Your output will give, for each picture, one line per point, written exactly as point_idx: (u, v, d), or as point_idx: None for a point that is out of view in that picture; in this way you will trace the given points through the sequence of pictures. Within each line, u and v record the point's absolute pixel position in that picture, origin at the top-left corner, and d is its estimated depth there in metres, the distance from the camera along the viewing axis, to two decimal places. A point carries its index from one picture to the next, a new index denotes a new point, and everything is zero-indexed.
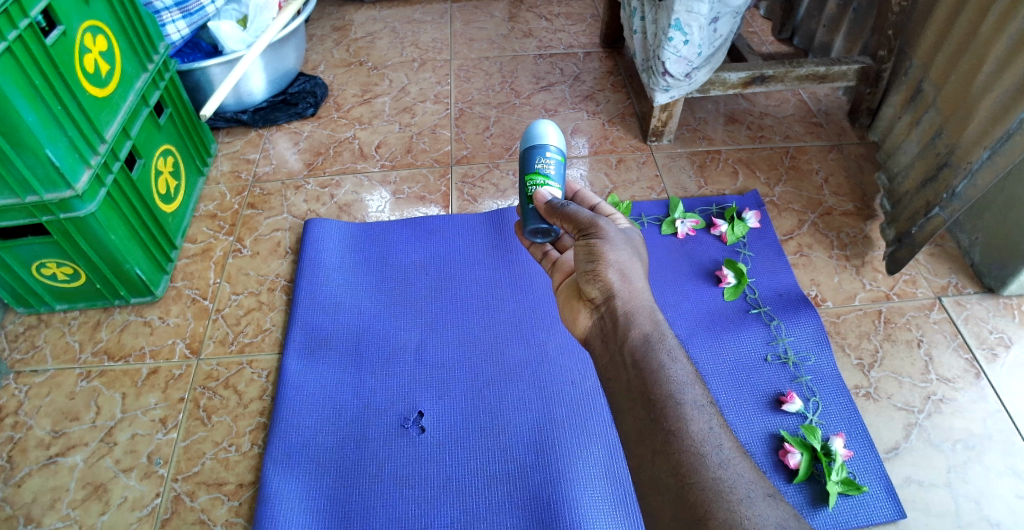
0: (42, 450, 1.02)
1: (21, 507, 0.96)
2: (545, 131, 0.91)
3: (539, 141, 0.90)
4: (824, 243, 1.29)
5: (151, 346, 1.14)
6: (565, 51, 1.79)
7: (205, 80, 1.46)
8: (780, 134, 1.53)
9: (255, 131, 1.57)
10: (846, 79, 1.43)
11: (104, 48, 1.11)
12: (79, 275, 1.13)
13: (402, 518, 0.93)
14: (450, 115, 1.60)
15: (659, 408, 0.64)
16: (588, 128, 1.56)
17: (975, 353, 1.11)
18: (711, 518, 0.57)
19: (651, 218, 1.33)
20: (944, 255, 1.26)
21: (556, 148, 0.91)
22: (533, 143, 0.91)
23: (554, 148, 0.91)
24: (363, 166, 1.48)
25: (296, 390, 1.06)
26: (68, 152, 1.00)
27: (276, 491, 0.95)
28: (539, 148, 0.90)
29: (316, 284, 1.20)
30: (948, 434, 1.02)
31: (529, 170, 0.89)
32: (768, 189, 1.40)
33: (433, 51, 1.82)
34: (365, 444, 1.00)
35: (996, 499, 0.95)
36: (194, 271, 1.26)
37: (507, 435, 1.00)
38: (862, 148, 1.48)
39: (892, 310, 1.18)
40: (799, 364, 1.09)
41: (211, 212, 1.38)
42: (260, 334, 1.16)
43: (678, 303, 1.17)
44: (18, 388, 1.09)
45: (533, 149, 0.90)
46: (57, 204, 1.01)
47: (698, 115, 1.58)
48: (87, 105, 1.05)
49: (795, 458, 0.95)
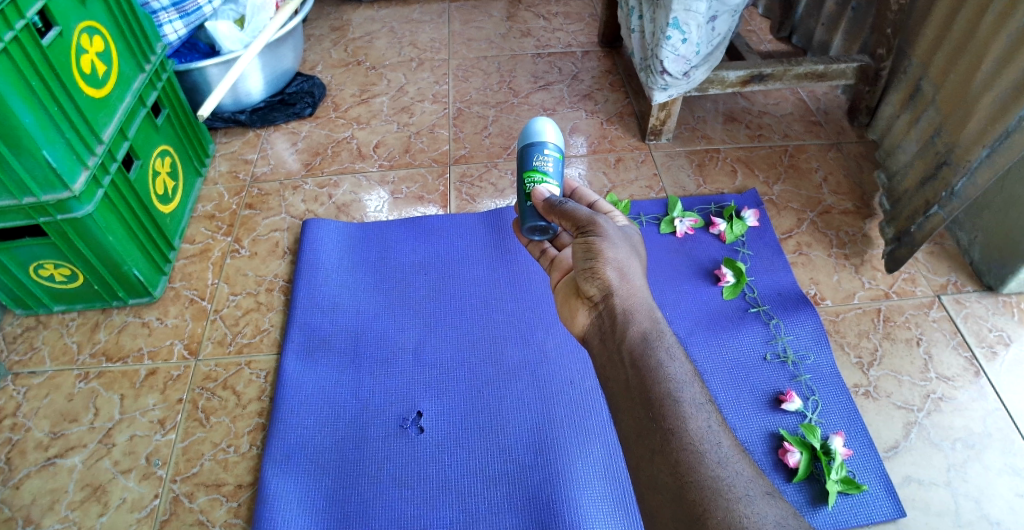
0: (40, 452, 1.02)
1: (20, 508, 0.96)
2: (543, 128, 0.91)
3: (537, 139, 0.90)
4: (823, 242, 1.29)
5: (150, 347, 1.14)
6: (563, 50, 1.79)
7: (203, 80, 1.46)
8: (779, 132, 1.53)
9: (253, 131, 1.57)
10: (844, 77, 1.43)
11: (101, 49, 1.11)
12: (77, 276, 1.13)
13: (401, 518, 0.93)
14: (448, 115, 1.60)
15: (658, 406, 0.64)
16: (587, 128, 1.56)
17: (974, 351, 1.11)
18: (710, 517, 0.56)
19: (650, 217, 1.33)
20: (944, 254, 1.26)
21: (555, 145, 0.90)
22: (531, 141, 0.91)
23: (553, 147, 0.91)
24: (361, 166, 1.48)
25: (295, 391, 1.05)
26: (65, 153, 1.00)
27: (275, 492, 0.95)
28: (537, 145, 0.89)
29: (315, 284, 1.20)
30: (947, 432, 1.02)
31: (529, 170, 0.88)
32: (767, 187, 1.40)
33: (431, 50, 1.82)
34: (364, 445, 1.00)
35: (996, 497, 0.95)
36: (193, 272, 1.26)
37: (506, 435, 1.00)
38: (861, 146, 1.48)
39: (891, 308, 1.18)
40: (798, 363, 1.08)
41: (210, 212, 1.37)
42: (259, 335, 1.16)
43: (677, 302, 1.17)
44: (17, 390, 1.09)
45: (531, 148, 0.90)
46: (54, 205, 1.01)
47: (697, 114, 1.58)
48: (84, 105, 1.04)
49: (794, 457, 0.95)
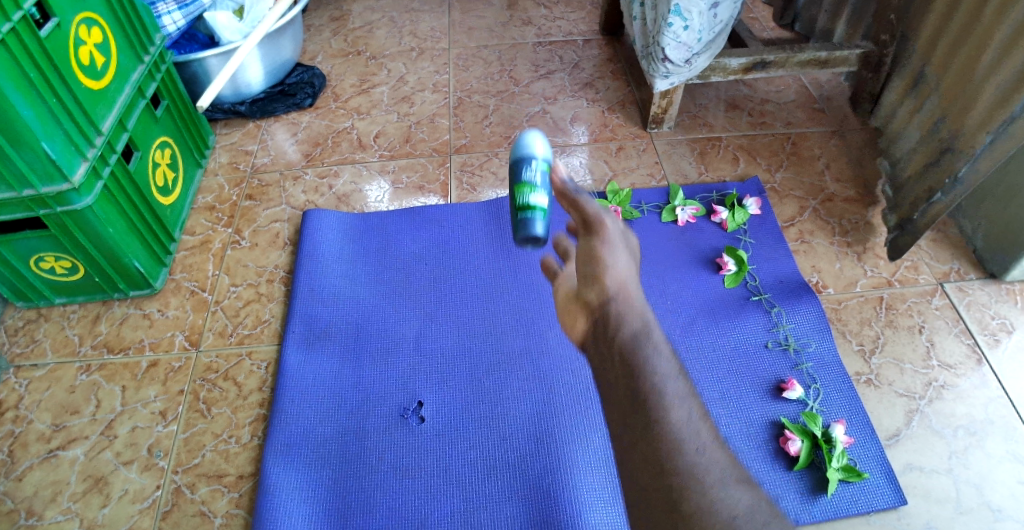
0: (42, 444, 1.02)
1: (22, 500, 0.97)
2: (532, 141, 0.89)
3: (526, 150, 0.88)
4: (826, 230, 1.28)
5: (150, 339, 1.14)
6: (565, 38, 1.78)
7: (202, 71, 1.45)
8: (781, 120, 1.52)
9: (253, 122, 1.57)
10: (847, 63, 1.42)
11: (100, 40, 1.10)
12: (77, 269, 1.13)
13: (402, 508, 0.93)
14: (449, 104, 1.59)
15: (642, 401, 0.64)
16: (587, 116, 1.54)
17: (976, 339, 1.10)
18: (684, 502, 0.56)
19: (652, 205, 1.32)
20: (947, 241, 1.25)
21: (544, 157, 0.88)
22: (520, 153, 0.88)
23: (542, 158, 0.88)
24: (361, 157, 1.47)
25: (296, 382, 1.06)
26: (64, 145, 0.99)
27: (276, 481, 0.95)
28: (527, 158, 0.87)
29: (316, 274, 1.20)
30: (949, 419, 1.01)
31: (523, 155, 0.87)
32: (769, 175, 1.39)
33: (431, 40, 1.80)
34: (365, 435, 1.00)
35: (997, 484, 0.95)
36: (193, 263, 1.26)
37: (506, 425, 1.00)
38: (864, 133, 1.47)
39: (894, 296, 1.17)
40: (800, 351, 1.08)
41: (210, 204, 1.37)
42: (260, 326, 1.16)
43: (678, 292, 1.16)
44: (19, 382, 1.10)
45: (520, 160, 0.87)
46: (54, 197, 1.01)
47: (699, 101, 1.57)
48: (83, 97, 1.04)
49: (795, 446, 0.95)
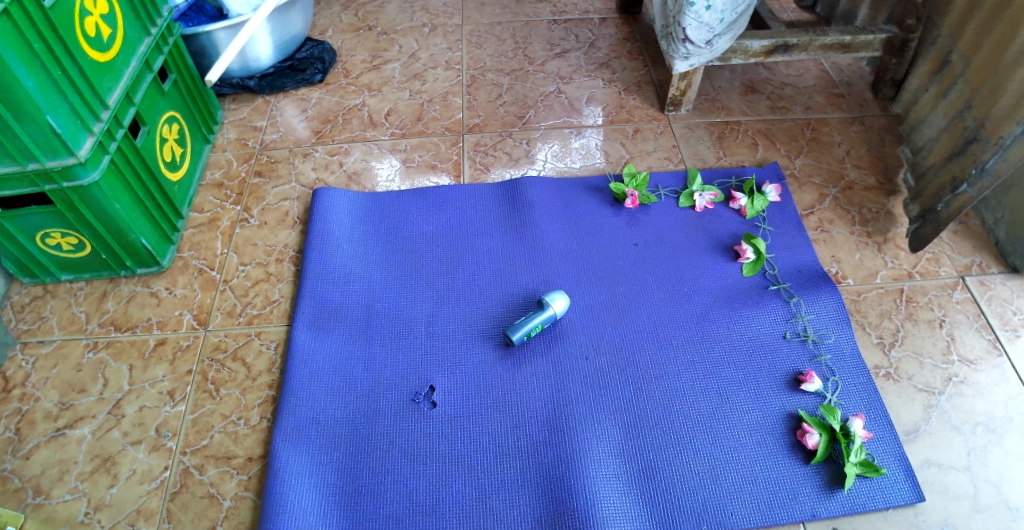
0: (50, 423, 1.01)
1: (30, 479, 0.96)
2: (558, 299, 1.05)
3: (550, 298, 1.05)
4: (846, 219, 1.25)
5: (157, 318, 1.13)
6: (580, 16, 1.73)
7: (210, 45, 1.42)
8: (802, 105, 1.48)
9: (262, 98, 1.54)
10: (870, 49, 1.37)
11: (106, 10, 1.07)
12: (83, 245, 1.12)
13: (413, 494, 0.92)
14: (462, 82, 1.56)
15: None
16: (603, 97, 1.51)
17: (996, 334, 1.08)
18: None
19: (669, 190, 1.29)
20: (968, 233, 1.22)
21: (551, 313, 1.04)
22: (543, 299, 1.06)
23: (551, 310, 1.04)
24: (372, 134, 1.44)
25: (305, 364, 1.04)
26: (69, 118, 0.97)
27: (285, 465, 0.94)
28: (547, 299, 1.05)
29: (326, 254, 1.18)
30: (969, 416, 0.99)
31: (545, 298, 1.05)
32: (789, 161, 1.36)
33: (444, 16, 1.76)
34: (376, 419, 0.99)
35: (1015, 483, 0.93)
36: (201, 241, 1.24)
37: (520, 412, 0.99)
38: (885, 119, 1.43)
39: (914, 288, 1.14)
40: (819, 341, 1.06)
41: (218, 181, 1.35)
42: (268, 306, 1.14)
43: (696, 279, 1.14)
44: (25, 359, 1.09)
45: (540, 302, 1.05)
46: (59, 172, 0.98)
47: (718, 84, 1.53)
48: (88, 69, 1.01)
49: (813, 439, 0.93)
